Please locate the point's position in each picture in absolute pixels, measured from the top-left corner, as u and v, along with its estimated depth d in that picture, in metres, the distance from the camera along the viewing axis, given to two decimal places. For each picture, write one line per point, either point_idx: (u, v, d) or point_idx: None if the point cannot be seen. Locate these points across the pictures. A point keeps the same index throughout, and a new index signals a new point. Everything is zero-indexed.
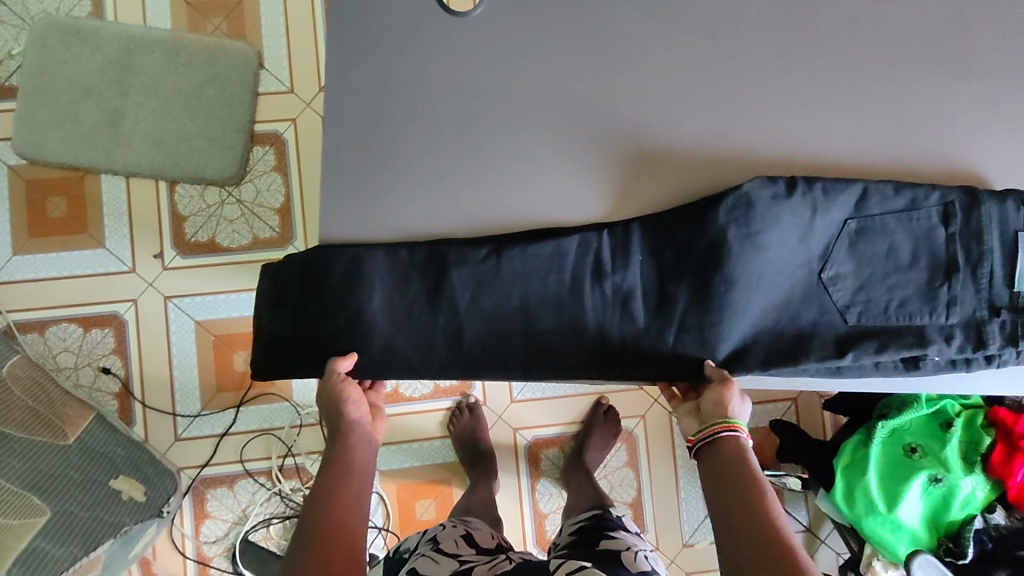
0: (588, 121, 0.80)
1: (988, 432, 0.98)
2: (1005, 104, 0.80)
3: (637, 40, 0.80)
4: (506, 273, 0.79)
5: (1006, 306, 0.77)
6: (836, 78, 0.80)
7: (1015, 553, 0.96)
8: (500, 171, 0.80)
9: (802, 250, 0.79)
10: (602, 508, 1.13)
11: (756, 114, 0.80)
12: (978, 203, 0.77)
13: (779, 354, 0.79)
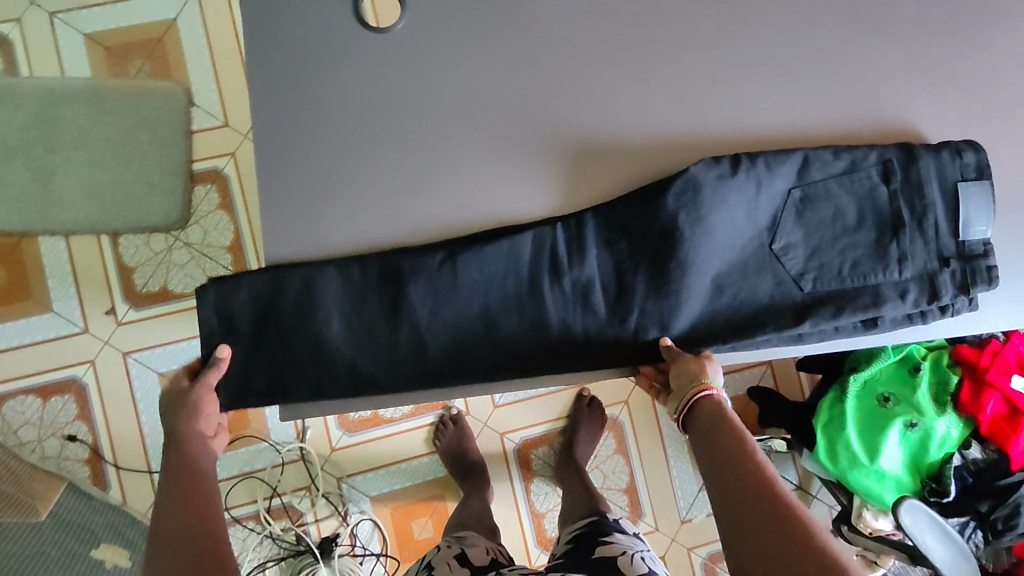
0: (530, 122, 0.80)
1: (954, 371, 1.01)
2: (930, 55, 0.83)
3: (565, 36, 0.80)
4: (463, 281, 0.78)
5: (955, 256, 0.78)
6: (767, 51, 0.81)
7: (995, 484, 0.98)
8: (449, 183, 0.79)
9: (754, 227, 0.79)
10: (597, 516, 1.12)
11: (691, 96, 0.81)
12: (914, 158, 0.79)
13: (742, 327, 0.79)
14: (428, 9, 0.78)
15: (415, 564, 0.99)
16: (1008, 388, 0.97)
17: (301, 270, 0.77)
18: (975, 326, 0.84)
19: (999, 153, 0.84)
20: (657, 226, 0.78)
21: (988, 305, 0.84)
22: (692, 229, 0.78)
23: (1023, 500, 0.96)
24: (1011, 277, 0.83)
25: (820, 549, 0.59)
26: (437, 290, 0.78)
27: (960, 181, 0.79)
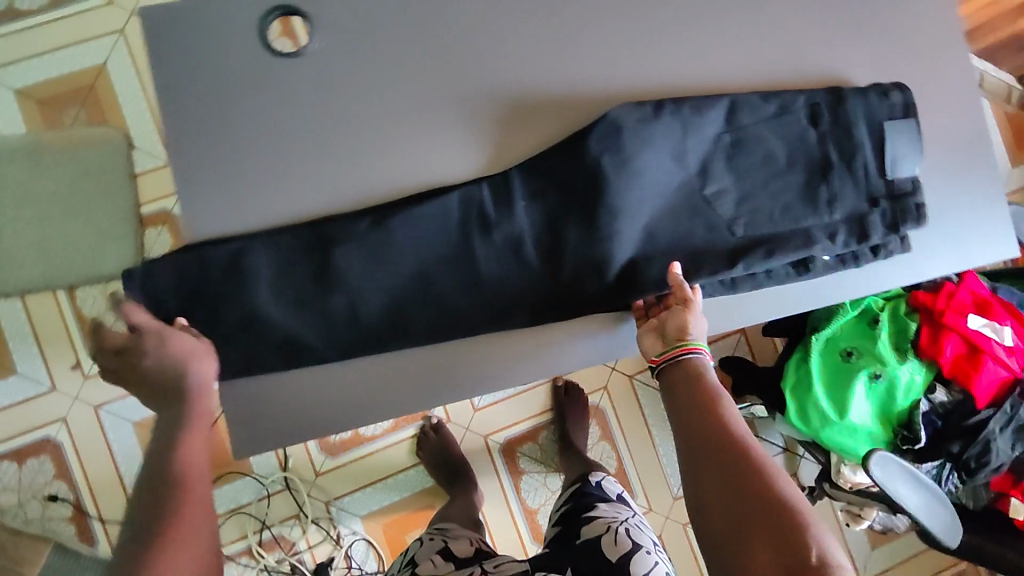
0: (460, 127, 0.80)
1: (912, 318, 1.03)
2: (834, 20, 0.86)
3: (478, 41, 0.80)
4: (391, 240, 0.74)
5: (883, 196, 0.79)
6: (677, 35, 0.84)
7: (964, 425, 0.98)
8: (382, 195, 0.77)
9: (683, 167, 0.78)
10: (581, 482, 1.17)
11: (608, 83, 0.83)
12: (841, 101, 0.79)
13: (678, 268, 0.78)
14: (343, 26, 0.78)
15: (399, 559, 1.03)
16: (966, 329, 0.98)
17: (230, 241, 0.73)
18: (914, 269, 0.86)
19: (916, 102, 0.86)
20: (586, 170, 0.76)
21: (921, 241, 0.86)
22: (623, 171, 0.76)
23: (992, 437, 0.97)
24: (936, 216, 0.86)
25: (783, 498, 0.59)
26: (360, 249, 0.74)
27: (887, 120, 0.79)
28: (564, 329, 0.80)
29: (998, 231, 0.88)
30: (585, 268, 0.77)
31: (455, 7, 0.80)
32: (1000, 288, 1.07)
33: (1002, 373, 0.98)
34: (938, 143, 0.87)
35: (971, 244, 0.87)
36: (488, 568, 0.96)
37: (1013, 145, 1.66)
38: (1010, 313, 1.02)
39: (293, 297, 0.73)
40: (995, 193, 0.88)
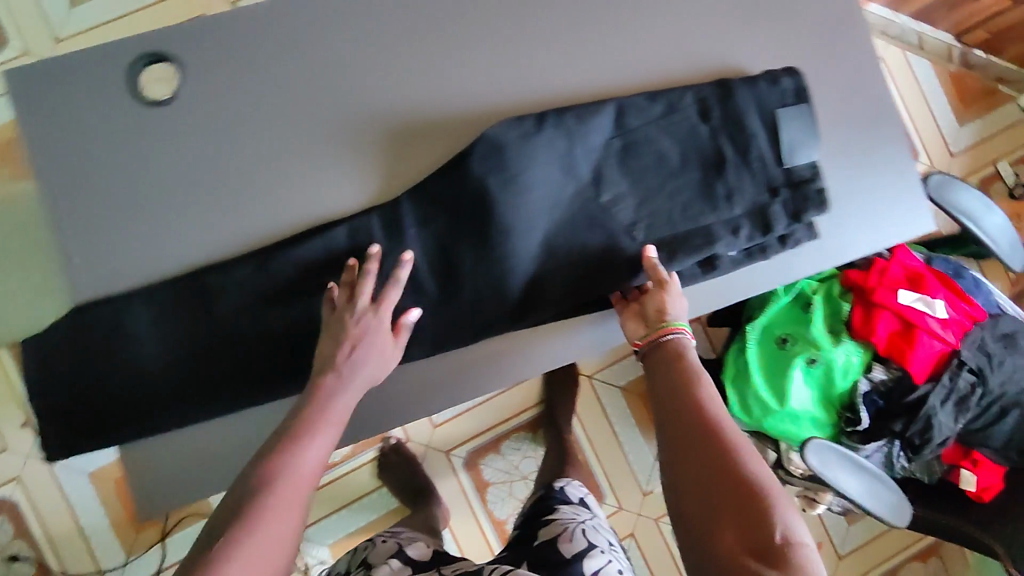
0: (345, 159, 0.78)
1: (846, 298, 1.01)
2: (729, 4, 0.84)
3: (354, 68, 0.78)
4: (278, 281, 0.74)
5: (784, 184, 0.77)
6: (567, 36, 0.82)
7: (905, 402, 0.97)
8: (268, 237, 0.76)
9: (575, 176, 0.76)
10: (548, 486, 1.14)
11: (495, 97, 0.80)
12: (729, 94, 0.78)
13: (579, 281, 0.77)
14: (215, 66, 0.76)
15: (349, 559, 0.97)
16: (897, 305, 0.96)
17: (115, 296, 0.73)
18: (824, 254, 0.85)
19: (818, 81, 0.84)
20: (475, 189, 0.75)
21: (828, 228, 0.85)
22: (512, 187, 0.75)
23: (934, 411, 0.95)
24: (843, 199, 0.85)
25: (753, 486, 0.54)
26: (253, 290, 0.74)
27: (779, 107, 0.78)
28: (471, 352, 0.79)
29: (910, 208, 0.86)
30: (485, 287, 0.76)
31: (327, 36, 0.78)
32: (936, 258, 1.05)
33: (937, 346, 0.96)
34: (846, 120, 0.85)
35: (883, 223, 0.85)
36: (445, 571, 0.88)
37: (959, 103, 1.64)
38: (943, 283, 1.00)
39: (186, 346, 0.72)
40: (906, 169, 0.86)
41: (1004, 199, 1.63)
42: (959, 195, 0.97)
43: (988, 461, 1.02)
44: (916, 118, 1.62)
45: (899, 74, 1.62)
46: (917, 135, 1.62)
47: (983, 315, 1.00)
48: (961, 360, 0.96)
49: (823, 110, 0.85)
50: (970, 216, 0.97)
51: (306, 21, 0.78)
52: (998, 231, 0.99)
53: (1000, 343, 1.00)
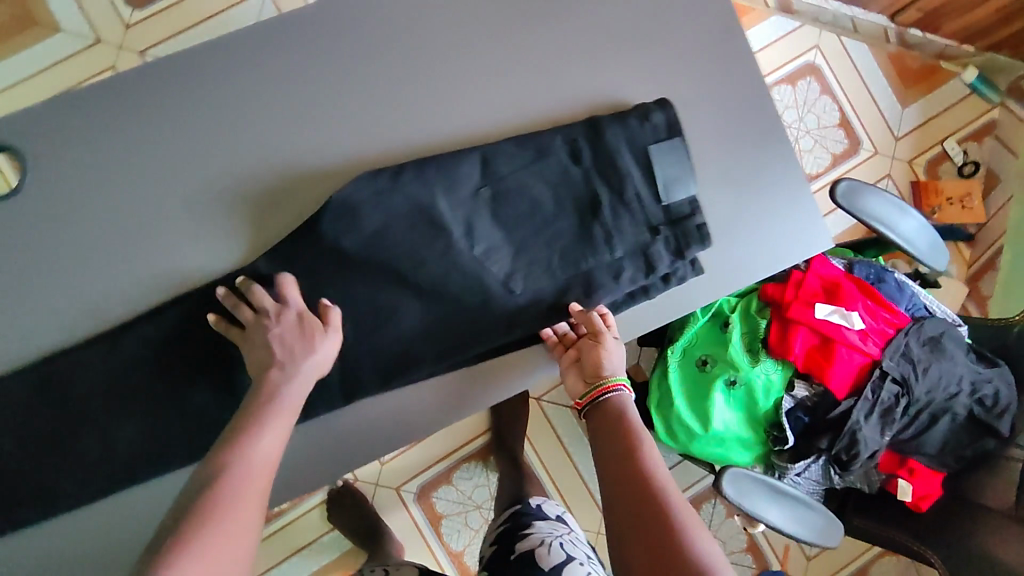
0: (200, 230, 0.75)
1: (763, 315, 0.98)
2: (595, 31, 0.80)
3: (201, 135, 0.76)
4: (135, 363, 0.73)
5: (663, 222, 0.75)
6: (431, 77, 0.78)
7: (830, 417, 0.95)
8: (123, 317, 0.73)
9: (441, 231, 0.73)
10: (519, 504, 1.12)
11: (352, 151, 0.77)
12: (600, 133, 0.75)
13: (455, 342, 0.73)
14: (65, 144, 0.74)
15: None
16: (813, 321, 0.93)
17: None
18: (722, 285, 0.80)
19: (698, 101, 0.80)
20: (334, 252, 0.71)
21: (721, 258, 0.80)
22: (375, 249, 0.72)
23: (858, 427, 0.92)
24: (739, 222, 0.80)
25: (690, 554, 0.54)
26: (124, 377, 0.73)
27: (652, 143, 0.75)
28: (353, 419, 0.74)
29: (813, 228, 0.81)
30: (355, 352, 0.72)
31: (171, 106, 0.75)
32: (857, 264, 1.02)
33: (858, 359, 0.93)
34: (736, 141, 0.80)
35: (782, 248, 0.81)
36: None
37: (899, 84, 1.60)
38: (863, 292, 0.97)
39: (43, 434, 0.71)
40: (803, 189, 0.81)
41: (953, 179, 1.59)
42: (870, 201, 0.93)
43: (924, 468, 0.99)
44: (856, 103, 1.58)
45: (835, 60, 1.58)
46: (859, 120, 1.58)
47: (906, 321, 0.97)
48: (883, 371, 0.93)
49: (710, 132, 0.80)
50: (883, 221, 0.93)
51: (157, 90, 0.75)
52: (914, 233, 0.95)
53: (926, 348, 0.96)
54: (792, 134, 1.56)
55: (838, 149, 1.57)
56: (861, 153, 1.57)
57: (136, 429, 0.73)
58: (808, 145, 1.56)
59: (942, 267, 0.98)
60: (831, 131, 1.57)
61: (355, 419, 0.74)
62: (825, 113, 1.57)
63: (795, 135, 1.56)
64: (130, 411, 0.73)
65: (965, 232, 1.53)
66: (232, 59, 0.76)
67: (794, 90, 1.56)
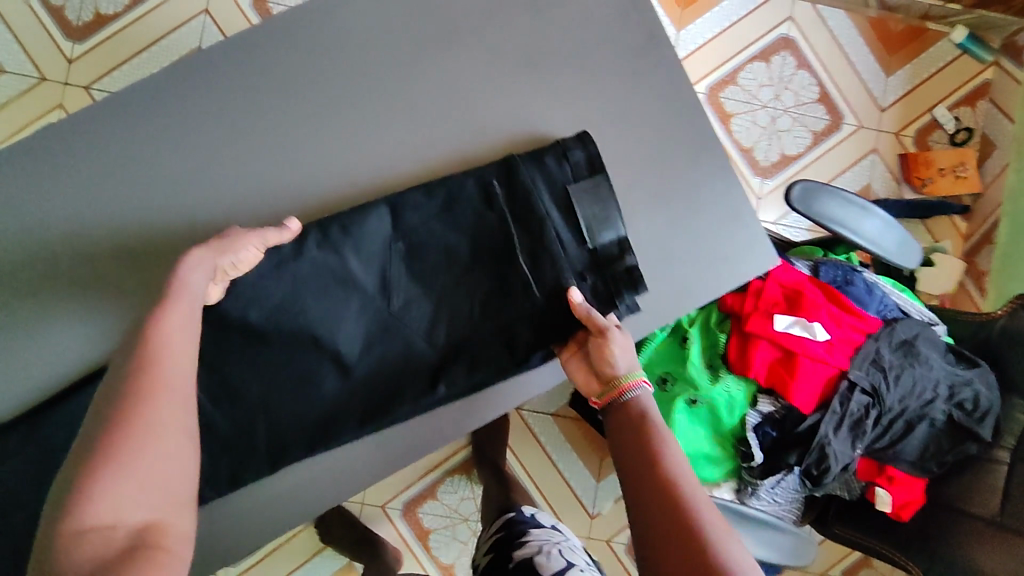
0: (114, 297, 0.74)
1: (722, 329, 0.94)
2: (499, 66, 0.79)
3: (105, 200, 0.75)
4: (49, 442, 0.70)
5: (589, 268, 0.74)
6: (344, 116, 0.77)
7: (797, 431, 0.91)
8: (40, 394, 0.73)
9: (355, 289, 0.71)
10: (513, 512, 1.04)
11: (260, 205, 0.75)
12: (513, 173, 0.74)
13: (377, 402, 0.72)
14: None
15: None
16: (774, 334, 0.88)
17: None
18: (660, 312, 0.77)
19: (613, 130, 0.79)
20: (243, 320, 0.69)
21: (654, 290, 0.77)
22: (287, 311, 0.70)
23: (827, 441, 0.87)
24: (668, 253, 0.78)
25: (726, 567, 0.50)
26: (36, 454, 0.70)
27: (570, 184, 0.74)
28: (283, 481, 0.72)
29: (750, 249, 0.80)
30: (276, 416, 0.70)
31: (73, 174, 0.74)
32: (824, 265, 0.97)
33: (823, 370, 0.89)
34: (659, 162, 0.79)
35: (721, 265, 0.79)
36: None
37: (882, 50, 1.50)
38: (828, 297, 0.92)
39: None
40: (740, 203, 0.80)
41: (945, 148, 1.50)
42: (825, 204, 0.89)
43: (904, 475, 0.92)
44: (836, 75, 1.49)
45: (810, 31, 1.49)
46: (840, 93, 1.49)
47: (876, 326, 0.92)
48: (851, 382, 0.88)
49: (630, 154, 0.79)
50: (844, 223, 0.89)
51: (57, 159, 0.74)
52: (880, 232, 0.91)
53: (898, 353, 0.91)
54: (770, 114, 1.47)
55: (819, 126, 1.48)
56: (844, 129, 1.49)
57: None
58: (786, 124, 1.47)
59: (912, 266, 0.94)
60: (811, 107, 1.48)
61: (284, 482, 0.73)
62: (803, 89, 1.48)
63: (773, 115, 1.47)
64: (43, 491, 0.69)
65: (959, 205, 1.44)
66: (141, 118, 0.76)
67: (768, 67, 1.47)
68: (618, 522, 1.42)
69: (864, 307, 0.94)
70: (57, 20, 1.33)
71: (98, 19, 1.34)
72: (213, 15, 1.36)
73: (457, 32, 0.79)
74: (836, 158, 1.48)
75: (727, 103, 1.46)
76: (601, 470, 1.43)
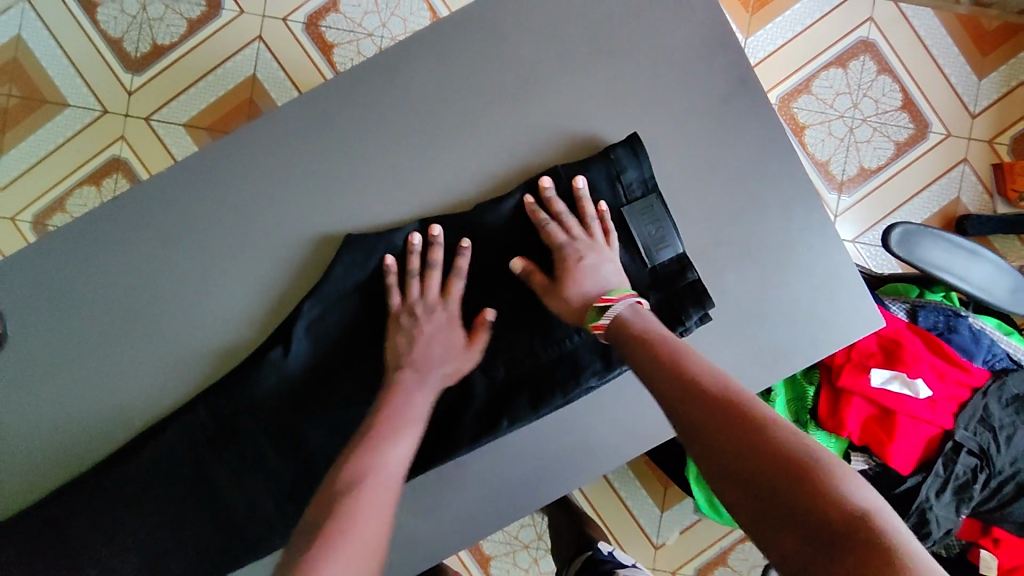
0: (174, 353, 0.73)
1: (811, 380, 0.87)
2: (569, 113, 0.74)
3: (163, 252, 0.73)
4: (119, 495, 0.70)
5: (651, 287, 0.72)
6: (403, 167, 0.74)
7: (894, 493, 0.83)
8: (105, 451, 0.72)
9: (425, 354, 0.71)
10: (590, 550, 0.97)
11: (320, 261, 0.74)
12: (565, 202, 0.72)
13: (440, 450, 0.72)
14: (29, 276, 0.71)
15: None
16: (870, 389, 0.81)
17: None
18: (747, 373, 0.73)
19: (692, 179, 0.73)
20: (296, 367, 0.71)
21: (731, 351, 0.72)
22: None
23: (928, 505, 0.81)
24: (755, 314, 0.73)
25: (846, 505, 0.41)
26: (120, 523, 0.70)
27: (625, 206, 0.72)
28: None
29: (851, 298, 0.73)
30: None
31: (129, 225, 0.72)
32: (923, 309, 0.90)
33: (924, 429, 0.82)
34: (746, 215, 0.73)
35: (819, 330, 0.73)
36: None
37: (974, 51, 1.38)
38: (930, 348, 0.85)
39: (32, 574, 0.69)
40: (835, 256, 0.73)
41: None
42: (926, 248, 0.84)
43: (1013, 537, 0.86)
44: (922, 79, 1.38)
45: (894, 32, 1.37)
46: (926, 99, 1.38)
47: (983, 379, 0.84)
48: (956, 443, 0.81)
49: (710, 208, 0.73)
50: (950, 270, 0.84)
51: (111, 210, 0.72)
52: (988, 278, 0.86)
53: (1010, 409, 0.83)
54: (847, 123, 1.37)
55: (902, 135, 1.38)
56: (930, 137, 1.38)
57: (128, 562, 0.70)
58: (865, 134, 1.37)
59: None
60: (893, 115, 1.38)
61: None
62: (884, 95, 1.37)
63: (851, 125, 1.37)
64: (116, 543, 0.70)
65: None
66: (193, 167, 0.72)
67: (845, 73, 1.37)
68: (686, 552, 1.30)
69: (970, 357, 0.86)
70: (116, 52, 1.34)
71: (154, 50, 1.34)
72: (267, 42, 1.35)
73: (527, 80, 0.74)
74: (920, 170, 1.37)
75: (800, 115, 1.36)
76: (666, 500, 1.31)
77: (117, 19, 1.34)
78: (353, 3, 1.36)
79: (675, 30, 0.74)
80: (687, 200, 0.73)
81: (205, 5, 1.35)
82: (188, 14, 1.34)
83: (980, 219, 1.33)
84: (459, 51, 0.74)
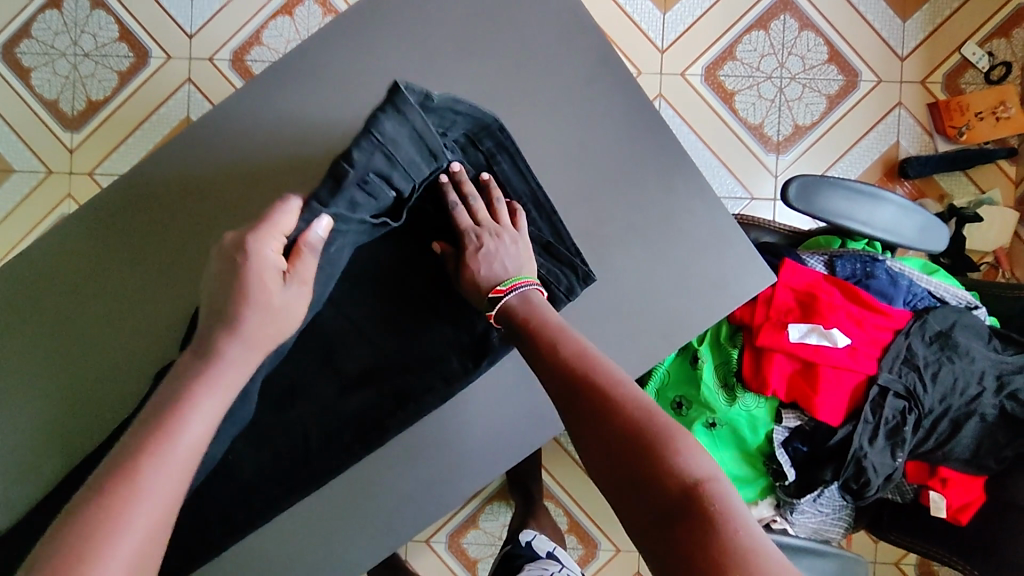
0: (89, 396, 0.74)
1: (735, 343, 0.87)
2: None
3: (64, 299, 0.74)
4: None
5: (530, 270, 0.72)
6: (289, 188, 0.75)
7: (830, 446, 0.84)
8: (30, 499, 0.73)
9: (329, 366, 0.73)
10: (511, 544, 1.00)
11: None
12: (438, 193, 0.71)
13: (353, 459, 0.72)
14: None
15: None
16: (789, 345, 0.81)
17: None
18: (647, 345, 0.74)
19: (573, 163, 0.74)
20: None
21: (630, 325, 0.74)
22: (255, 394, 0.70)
23: (863, 453, 0.81)
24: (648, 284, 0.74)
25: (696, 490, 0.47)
26: None
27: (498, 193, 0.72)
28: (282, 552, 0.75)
29: (743, 261, 0.74)
30: (282, 503, 0.72)
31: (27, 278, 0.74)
32: (840, 259, 0.89)
33: (848, 379, 0.82)
34: (629, 191, 0.74)
35: (714, 294, 0.74)
36: None
37: None
38: (847, 297, 0.85)
39: None
40: (721, 220, 0.74)
41: (981, 88, 1.36)
42: (825, 199, 0.83)
43: (958, 475, 0.84)
44: (846, 30, 1.37)
45: None
46: (852, 49, 1.37)
47: (904, 320, 0.84)
48: (881, 388, 0.81)
49: (593, 190, 0.74)
50: (852, 216, 0.83)
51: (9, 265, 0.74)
52: (894, 220, 0.85)
53: (935, 346, 0.83)
54: (776, 84, 1.37)
55: (833, 88, 1.37)
56: (862, 86, 1.37)
57: None
58: (796, 92, 1.37)
59: (937, 248, 0.88)
60: (821, 70, 1.37)
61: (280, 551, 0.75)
62: (809, 51, 1.37)
63: (780, 85, 1.37)
64: None
65: (1003, 149, 1.32)
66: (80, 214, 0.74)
67: (768, 34, 1.37)
68: None
69: (888, 300, 0.87)
70: (54, 112, 1.38)
71: (90, 106, 1.38)
72: (196, 83, 1.38)
73: None
74: (856, 120, 1.37)
75: (727, 82, 1.36)
76: None
77: (51, 81, 1.38)
78: (274, 33, 1.39)
79: (539, 17, 0.74)
80: (569, 184, 0.74)
81: (133, 56, 1.38)
82: (118, 67, 1.38)
83: (920, 160, 1.32)
84: (328, 68, 0.75)
